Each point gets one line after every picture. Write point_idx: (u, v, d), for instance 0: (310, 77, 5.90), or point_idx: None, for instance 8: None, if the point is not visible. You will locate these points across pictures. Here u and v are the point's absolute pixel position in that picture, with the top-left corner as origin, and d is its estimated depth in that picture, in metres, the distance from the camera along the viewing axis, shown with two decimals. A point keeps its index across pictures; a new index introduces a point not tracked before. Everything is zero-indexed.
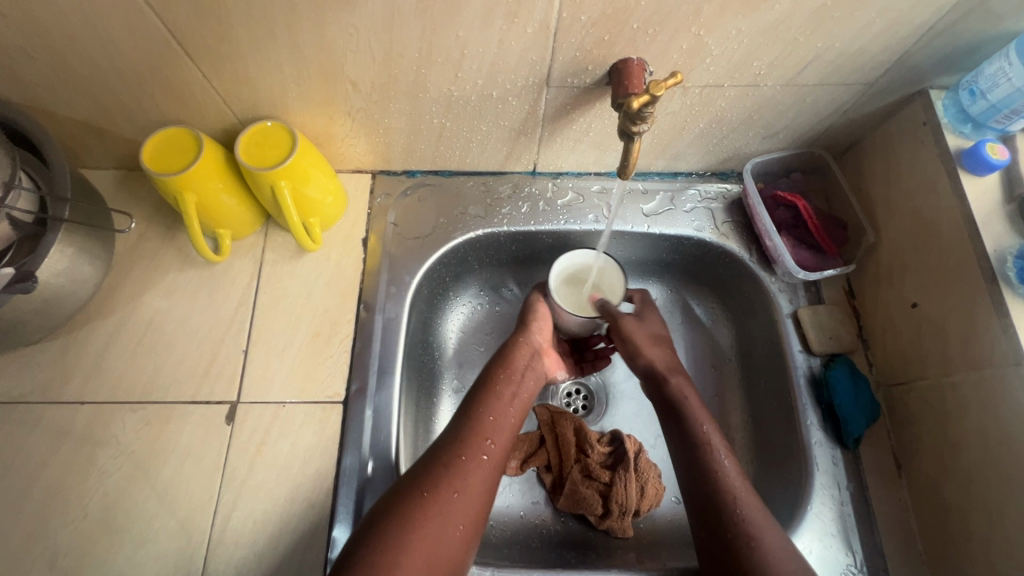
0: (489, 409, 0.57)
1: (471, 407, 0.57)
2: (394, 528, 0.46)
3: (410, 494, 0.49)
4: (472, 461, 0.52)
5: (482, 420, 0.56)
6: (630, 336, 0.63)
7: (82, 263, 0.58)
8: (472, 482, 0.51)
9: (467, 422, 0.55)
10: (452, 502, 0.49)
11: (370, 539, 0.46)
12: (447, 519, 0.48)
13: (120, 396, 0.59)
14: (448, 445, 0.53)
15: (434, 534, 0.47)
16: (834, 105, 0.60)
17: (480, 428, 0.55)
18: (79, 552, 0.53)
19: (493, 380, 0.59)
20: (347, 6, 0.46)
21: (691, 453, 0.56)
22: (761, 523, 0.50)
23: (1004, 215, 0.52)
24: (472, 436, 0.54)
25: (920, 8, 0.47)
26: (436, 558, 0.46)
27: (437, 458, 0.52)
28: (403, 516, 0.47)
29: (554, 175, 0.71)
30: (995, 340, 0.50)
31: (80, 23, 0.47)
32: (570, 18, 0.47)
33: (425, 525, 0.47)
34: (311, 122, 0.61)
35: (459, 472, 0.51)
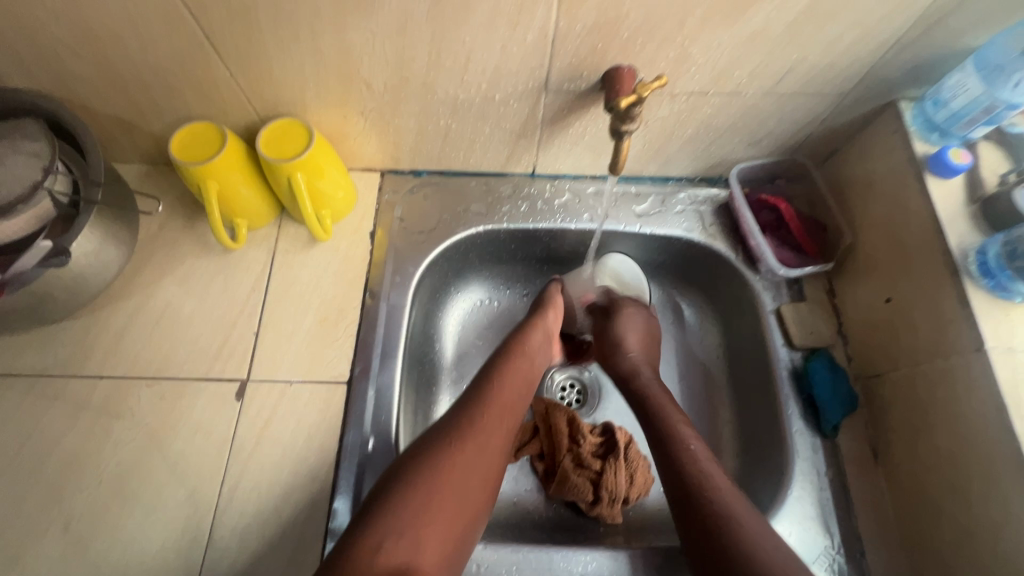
0: (508, 372, 0.60)
1: (492, 371, 0.60)
2: (427, 471, 0.48)
3: (440, 443, 0.51)
4: (497, 417, 0.55)
5: (503, 382, 0.58)
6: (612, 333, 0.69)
7: (109, 246, 0.62)
8: (497, 436, 0.54)
9: (490, 383, 0.58)
10: (483, 454, 0.52)
11: (401, 483, 0.47)
12: (477, 468, 0.51)
13: (137, 372, 0.63)
14: (471, 401, 0.56)
15: (465, 480, 0.50)
16: (812, 114, 0.64)
17: (503, 389, 0.58)
18: (92, 516, 0.56)
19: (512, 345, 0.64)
20: (365, 11, 0.51)
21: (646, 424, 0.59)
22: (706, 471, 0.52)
23: (967, 215, 0.56)
24: (495, 395, 0.57)
25: (883, 25, 0.52)
26: (465, 503, 0.49)
27: (463, 414, 0.54)
28: (436, 461, 0.49)
29: (552, 178, 0.76)
30: (959, 329, 0.53)
31: (124, 24, 0.52)
32: (566, 27, 0.52)
33: (455, 471, 0.49)
34: (327, 121, 0.65)
35: (488, 426, 0.54)
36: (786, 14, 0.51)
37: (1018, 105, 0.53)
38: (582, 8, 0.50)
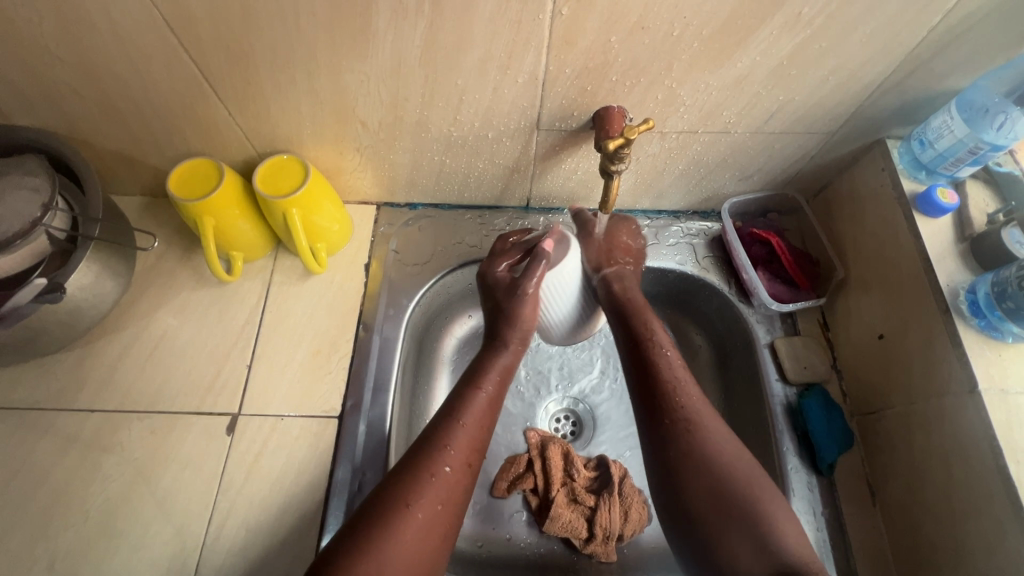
0: (470, 412, 0.55)
1: (455, 411, 0.55)
2: (373, 544, 0.45)
3: (388, 511, 0.47)
4: (453, 470, 0.51)
5: (464, 427, 0.54)
6: (596, 242, 0.67)
7: (105, 279, 0.62)
8: (450, 489, 0.50)
9: (445, 428, 0.53)
10: (437, 515, 0.48)
11: (346, 564, 0.44)
12: (431, 532, 0.48)
13: (128, 406, 0.63)
14: (425, 450, 0.52)
15: (416, 546, 0.46)
16: (801, 150, 0.65)
17: (461, 433, 0.53)
18: (77, 553, 0.56)
19: (475, 381, 0.58)
20: (361, 55, 0.52)
21: (637, 358, 0.58)
22: (711, 421, 0.54)
23: (956, 253, 0.57)
24: (452, 443, 0.52)
25: (866, 68, 0.54)
26: (422, 567, 0.46)
27: (413, 463, 0.51)
28: (384, 533, 0.46)
29: (546, 211, 0.77)
30: (951, 368, 0.53)
31: (126, 67, 0.54)
32: (556, 70, 0.53)
33: (405, 543, 0.46)
34: (323, 157, 0.66)
35: (440, 482, 0.50)
36: (771, 58, 0.52)
37: (1002, 147, 0.55)
38: (571, 54, 0.51)
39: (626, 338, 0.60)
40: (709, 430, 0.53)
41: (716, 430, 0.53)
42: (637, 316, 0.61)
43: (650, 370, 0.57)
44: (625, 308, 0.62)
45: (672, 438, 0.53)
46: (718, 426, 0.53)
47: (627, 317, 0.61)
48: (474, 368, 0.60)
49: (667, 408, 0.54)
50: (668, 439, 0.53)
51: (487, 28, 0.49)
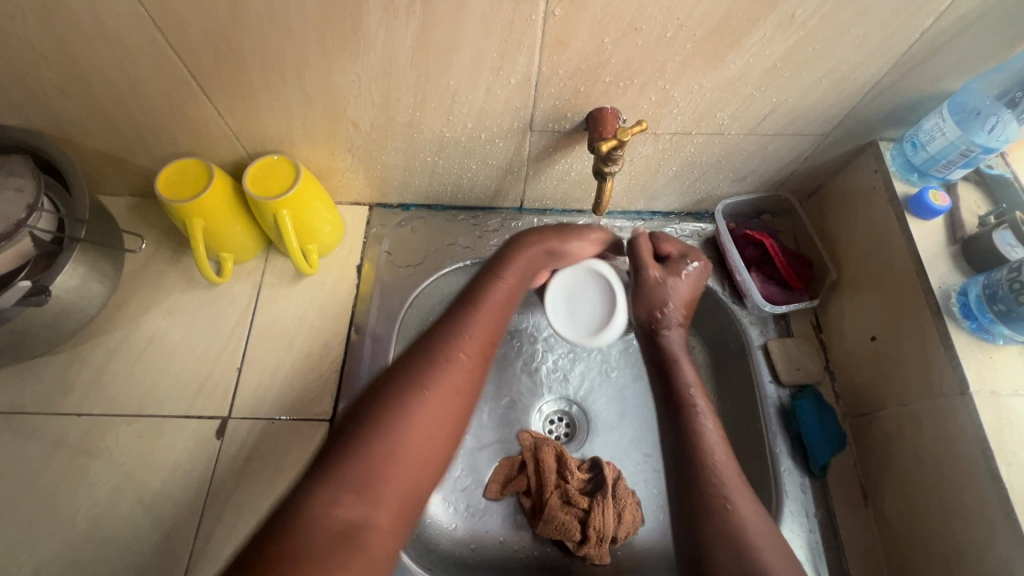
0: (466, 337, 0.53)
1: (441, 335, 0.53)
2: (388, 422, 0.46)
3: (406, 389, 0.48)
4: (470, 355, 0.52)
5: (456, 349, 0.52)
6: (655, 289, 0.63)
7: (92, 281, 0.62)
8: (468, 374, 0.51)
9: (463, 319, 0.54)
10: (452, 397, 0.49)
11: (359, 437, 0.45)
12: (443, 414, 0.48)
13: (116, 409, 0.62)
14: (418, 369, 0.50)
15: (430, 429, 0.47)
16: (794, 152, 0.65)
17: (480, 322, 0.55)
18: (64, 560, 0.55)
19: (498, 272, 0.60)
20: (352, 55, 0.52)
21: (674, 413, 0.57)
22: (739, 484, 0.52)
23: (948, 255, 0.58)
24: (470, 330, 0.54)
25: (859, 71, 0.54)
26: (411, 491, 0.46)
27: (398, 380, 0.49)
28: (403, 410, 0.47)
29: (540, 212, 0.76)
30: (942, 370, 0.54)
31: (112, 66, 0.53)
32: (549, 71, 0.53)
33: (419, 419, 0.47)
34: (314, 157, 0.66)
35: (459, 366, 0.51)
36: (765, 60, 0.52)
37: (993, 150, 0.55)
38: (564, 54, 0.51)
39: (669, 396, 0.59)
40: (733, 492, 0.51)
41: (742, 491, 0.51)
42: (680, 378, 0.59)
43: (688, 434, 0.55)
44: (668, 369, 0.61)
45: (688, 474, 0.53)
46: (746, 500, 0.51)
47: (671, 376, 0.60)
48: (490, 267, 0.61)
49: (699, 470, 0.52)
50: (692, 488, 0.52)
51: (479, 28, 0.49)
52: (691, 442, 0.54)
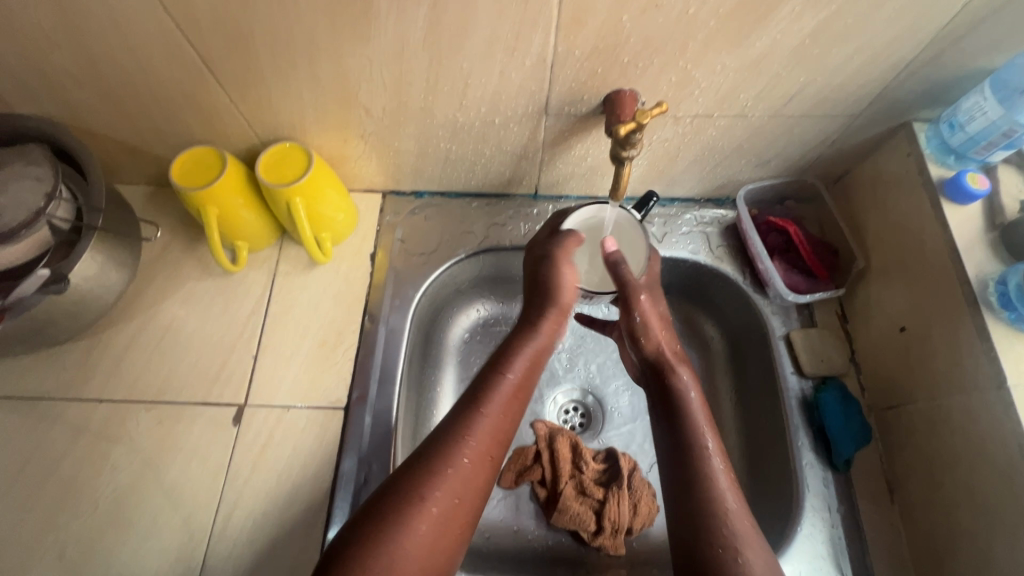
0: (496, 399, 0.52)
1: (477, 395, 0.52)
2: (389, 533, 0.43)
3: (406, 499, 0.45)
4: (473, 462, 0.48)
5: (490, 412, 0.51)
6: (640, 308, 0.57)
7: (110, 269, 0.62)
8: (470, 483, 0.47)
9: (469, 416, 0.50)
10: (454, 508, 0.46)
11: (359, 551, 0.42)
12: (447, 524, 0.45)
13: (135, 396, 0.63)
14: (449, 439, 0.49)
15: (432, 540, 0.44)
16: (821, 135, 0.62)
17: (507, 393, 0.52)
18: (86, 542, 0.56)
19: (506, 364, 0.54)
20: (363, 38, 0.51)
21: (672, 426, 0.52)
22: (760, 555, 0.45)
23: (986, 242, 0.55)
24: (475, 433, 0.49)
25: (894, 47, 0.51)
26: (432, 563, 0.44)
27: (429, 457, 0.48)
28: (403, 520, 0.44)
29: (555, 199, 0.75)
30: (977, 363, 0.51)
31: (124, 52, 0.52)
32: (565, 52, 0.51)
33: (420, 536, 0.44)
34: (327, 144, 0.65)
35: (460, 475, 0.47)
36: (792, 36, 0.49)
37: None
38: (581, 33, 0.49)
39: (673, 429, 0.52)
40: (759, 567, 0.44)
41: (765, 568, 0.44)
42: (688, 420, 0.52)
43: (699, 513, 0.47)
44: (676, 404, 0.53)
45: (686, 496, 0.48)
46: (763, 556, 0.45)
47: (683, 435, 0.51)
48: (496, 352, 0.56)
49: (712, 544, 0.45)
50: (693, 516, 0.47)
51: (493, 8, 0.47)
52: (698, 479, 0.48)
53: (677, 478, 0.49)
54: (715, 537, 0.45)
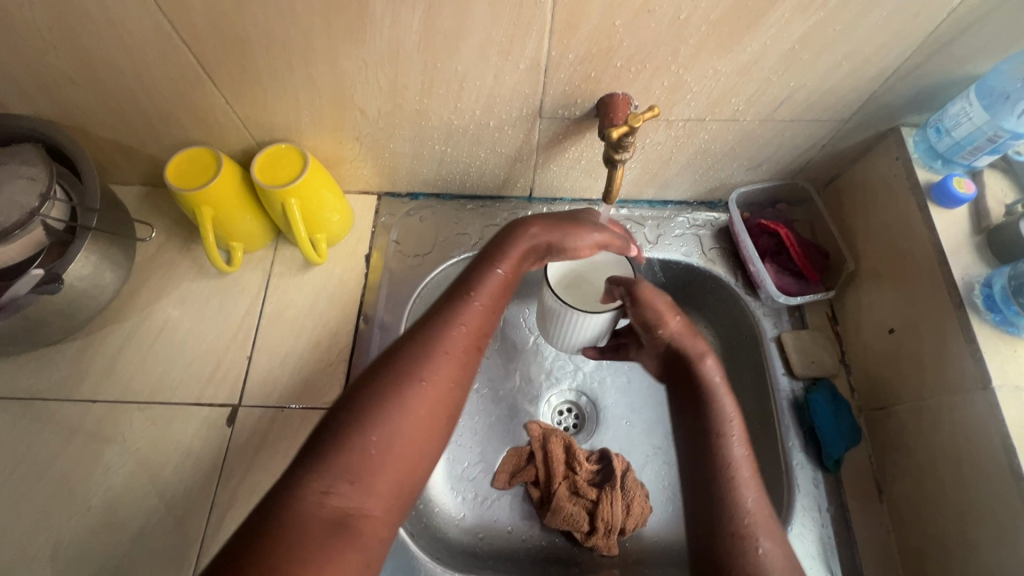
0: (486, 289, 0.51)
1: (464, 287, 0.51)
2: (382, 415, 0.42)
3: (397, 380, 0.44)
4: (465, 348, 0.47)
5: (479, 301, 0.50)
6: (649, 303, 0.54)
7: (104, 269, 0.62)
8: (465, 369, 0.47)
9: (461, 303, 0.49)
10: (449, 392, 0.45)
11: (350, 432, 0.41)
12: (440, 408, 0.45)
13: (129, 396, 0.63)
14: (435, 325, 0.48)
15: (424, 424, 0.43)
16: (811, 139, 0.63)
17: (494, 282, 0.51)
18: (79, 542, 0.56)
19: (494, 260, 0.52)
20: (358, 41, 0.51)
21: (696, 413, 0.52)
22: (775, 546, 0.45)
23: (972, 245, 0.56)
24: (465, 318, 0.48)
25: (882, 53, 0.52)
26: (427, 447, 0.44)
27: (418, 342, 0.46)
28: (397, 400, 0.43)
29: (549, 201, 0.75)
30: (964, 364, 0.52)
31: (120, 53, 0.53)
32: (558, 56, 0.52)
33: (414, 418, 0.43)
34: (322, 145, 0.65)
35: (453, 361, 0.46)
36: (782, 42, 0.50)
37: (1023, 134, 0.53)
38: (574, 38, 0.50)
39: (698, 415, 0.52)
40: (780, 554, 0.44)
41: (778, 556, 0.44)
42: (712, 406, 0.51)
43: (720, 498, 0.47)
44: (701, 394, 0.52)
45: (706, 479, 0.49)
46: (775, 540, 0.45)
47: (706, 418, 0.51)
48: (487, 247, 0.54)
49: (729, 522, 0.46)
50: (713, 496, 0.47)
51: (487, 12, 0.48)
52: (720, 465, 0.49)
53: (698, 462, 0.50)
54: (728, 516, 0.46)
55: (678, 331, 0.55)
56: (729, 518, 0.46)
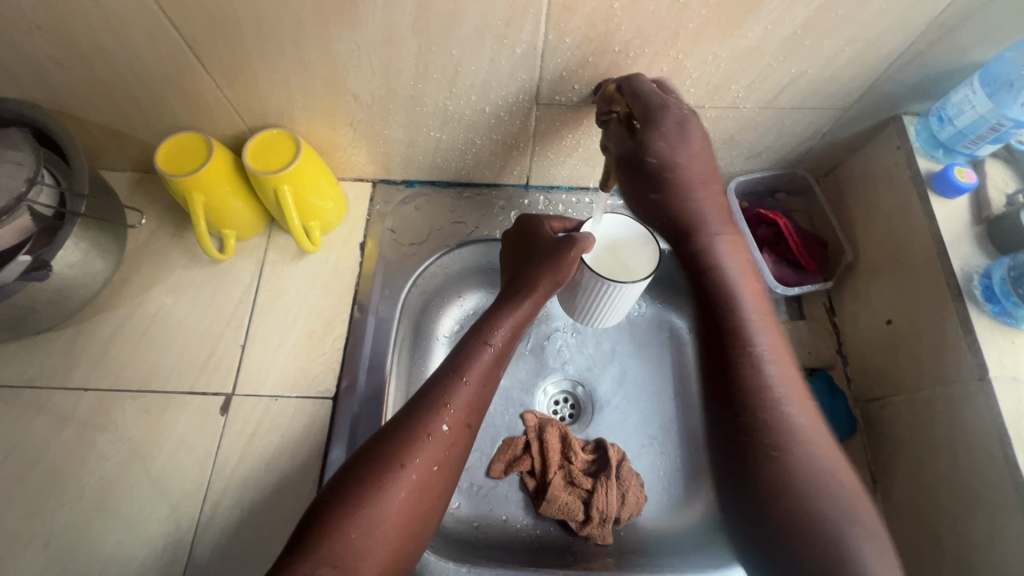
0: (474, 369, 0.52)
1: (456, 366, 0.53)
2: (366, 502, 0.44)
3: (383, 468, 0.46)
4: (452, 427, 0.49)
5: (468, 384, 0.52)
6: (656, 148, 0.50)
7: (94, 256, 0.61)
8: (450, 450, 0.49)
9: (450, 384, 0.51)
10: (431, 476, 0.47)
11: (335, 520, 0.43)
12: (423, 492, 0.47)
13: (122, 384, 0.62)
14: (425, 408, 0.50)
15: (409, 508, 0.46)
16: (813, 127, 0.62)
17: (483, 363, 0.53)
18: (72, 530, 0.56)
19: (485, 335, 0.54)
20: (350, 24, 0.50)
21: (710, 308, 0.51)
22: (811, 446, 0.46)
23: (972, 236, 0.55)
24: (454, 399, 0.51)
25: (886, 38, 0.51)
26: (409, 529, 0.46)
27: (406, 426, 0.49)
28: (379, 486, 0.45)
29: (546, 189, 0.74)
30: (961, 355, 0.52)
31: (107, 35, 0.51)
32: (556, 40, 0.51)
33: (397, 502, 0.45)
34: (315, 131, 0.64)
35: (439, 442, 0.48)
36: (783, 27, 0.49)
37: None
38: (572, 21, 0.49)
39: (711, 308, 0.51)
40: (808, 437, 0.46)
41: (809, 450, 0.46)
42: (722, 296, 0.51)
43: (745, 395, 0.47)
44: (711, 277, 0.51)
45: (733, 380, 0.48)
46: (809, 449, 0.45)
47: (718, 308, 0.51)
48: (477, 322, 0.56)
49: (765, 428, 0.46)
50: (739, 400, 0.48)
51: None
52: (745, 370, 0.48)
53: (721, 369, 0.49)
54: (761, 427, 0.46)
55: (675, 189, 0.52)
56: (763, 426, 0.46)
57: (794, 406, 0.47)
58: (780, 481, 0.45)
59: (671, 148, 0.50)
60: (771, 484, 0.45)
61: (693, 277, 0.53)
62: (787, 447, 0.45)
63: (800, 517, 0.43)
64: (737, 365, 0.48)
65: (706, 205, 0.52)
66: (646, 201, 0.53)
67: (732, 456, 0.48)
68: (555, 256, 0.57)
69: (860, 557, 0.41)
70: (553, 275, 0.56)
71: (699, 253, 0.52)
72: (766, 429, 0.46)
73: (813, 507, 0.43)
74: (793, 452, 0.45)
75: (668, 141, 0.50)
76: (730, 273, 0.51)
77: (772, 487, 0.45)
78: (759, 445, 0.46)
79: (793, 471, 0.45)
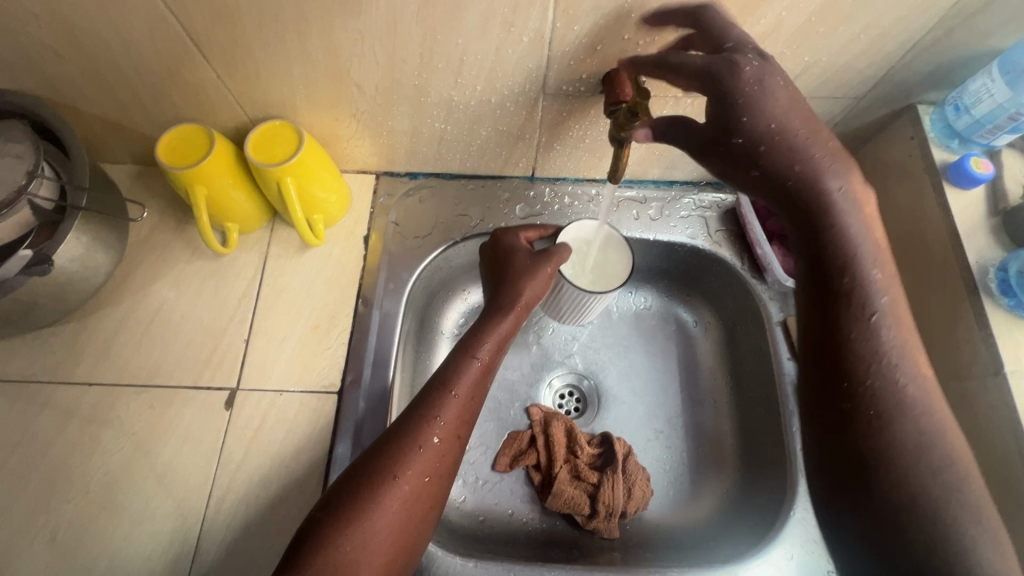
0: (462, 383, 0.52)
1: (446, 379, 0.52)
2: (359, 514, 0.44)
3: (376, 481, 0.46)
4: (443, 439, 0.49)
5: (457, 396, 0.51)
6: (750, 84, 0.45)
7: (95, 250, 0.60)
8: (441, 461, 0.49)
9: (439, 397, 0.51)
10: (424, 487, 0.47)
11: (329, 534, 0.43)
12: (416, 504, 0.46)
13: (126, 379, 0.62)
14: (417, 420, 0.49)
15: (403, 520, 0.45)
16: (825, 117, 0.61)
17: (469, 376, 0.53)
18: (78, 525, 0.56)
19: (471, 349, 0.54)
20: (353, 11, 0.49)
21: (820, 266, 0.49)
22: (924, 416, 0.45)
23: (988, 228, 0.54)
24: (445, 411, 0.50)
25: (903, 25, 0.49)
26: (403, 540, 0.45)
27: (396, 439, 0.48)
28: (372, 498, 0.45)
29: (552, 181, 0.73)
30: (975, 349, 0.51)
31: (105, 25, 0.50)
32: (563, 28, 0.50)
33: (390, 514, 0.45)
34: (319, 123, 0.63)
35: (430, 453, 0.48)
36: (798, 14, 0.48)
37: None
38: (580, 8, 0.48)
39: (819, 267, 0.49)
40: (917, 403, 0.45)
41: (913, 418, 0.45)
42: (837, 257, 0.48)
43: (854, 360, 0.47)
44: (824, 235, 0.48)
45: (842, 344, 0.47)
46: (917, 419, 0.45)
47: (829, 268, 0.48)
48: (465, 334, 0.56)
49: (876, 396, 0.46)
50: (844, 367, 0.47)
51: None
52: (854, 334, 0.47)
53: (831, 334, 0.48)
54: (869, 395, 0.46)
55: (780, 130, 0.46)
56: (871, 396, 0.46)
57: (903, 371, 0.46)
58: (893, 448, 0.44)
59: (765, 83, 0.45)
60: (874, 454, 0.45)
61: (805, 230, 0.49)
62: (897, 415, 0.45)
63: (908, 491, 0.43)
64: (846, 329, 0.47)
65: (829, 153, 0.47)
66: (742, 168, 0.48)
67: (832, 427, 0.47)
68: (532, 272, 0.58)
69: (965, 532, 0.42)
70: (534, 288, 0.58)
71: (818, 204, 0.48)
72: (870, 395, 0.46)
73: (923, 482, 0.43)
74: (900, 423, 0.45)
75: (765, 81, 0.46)
76: (847, 227, 0.48)
77: (883, 460, 0.44)
78: (859, 415, 0.46)
79: (901, 442, 0.44)
